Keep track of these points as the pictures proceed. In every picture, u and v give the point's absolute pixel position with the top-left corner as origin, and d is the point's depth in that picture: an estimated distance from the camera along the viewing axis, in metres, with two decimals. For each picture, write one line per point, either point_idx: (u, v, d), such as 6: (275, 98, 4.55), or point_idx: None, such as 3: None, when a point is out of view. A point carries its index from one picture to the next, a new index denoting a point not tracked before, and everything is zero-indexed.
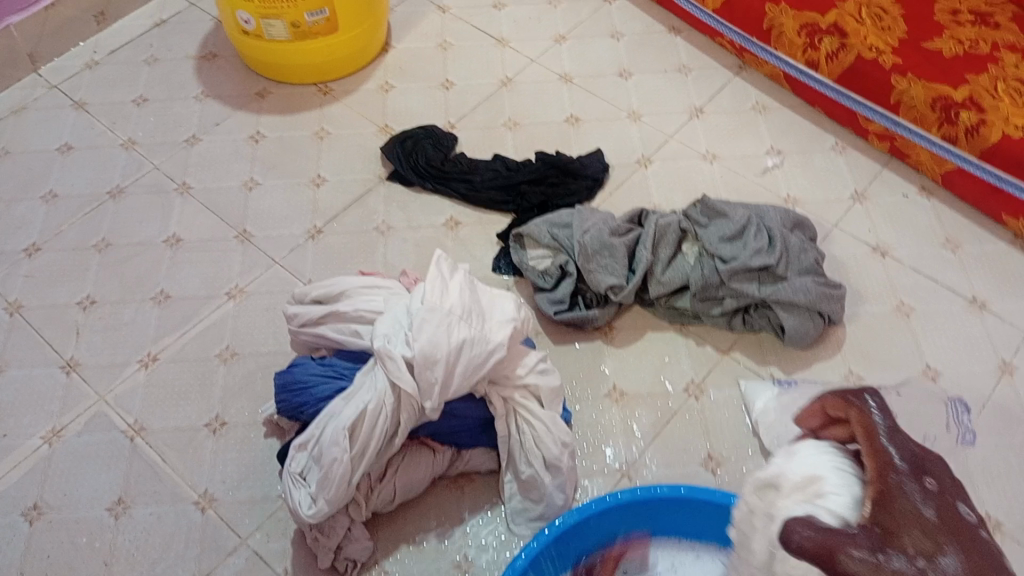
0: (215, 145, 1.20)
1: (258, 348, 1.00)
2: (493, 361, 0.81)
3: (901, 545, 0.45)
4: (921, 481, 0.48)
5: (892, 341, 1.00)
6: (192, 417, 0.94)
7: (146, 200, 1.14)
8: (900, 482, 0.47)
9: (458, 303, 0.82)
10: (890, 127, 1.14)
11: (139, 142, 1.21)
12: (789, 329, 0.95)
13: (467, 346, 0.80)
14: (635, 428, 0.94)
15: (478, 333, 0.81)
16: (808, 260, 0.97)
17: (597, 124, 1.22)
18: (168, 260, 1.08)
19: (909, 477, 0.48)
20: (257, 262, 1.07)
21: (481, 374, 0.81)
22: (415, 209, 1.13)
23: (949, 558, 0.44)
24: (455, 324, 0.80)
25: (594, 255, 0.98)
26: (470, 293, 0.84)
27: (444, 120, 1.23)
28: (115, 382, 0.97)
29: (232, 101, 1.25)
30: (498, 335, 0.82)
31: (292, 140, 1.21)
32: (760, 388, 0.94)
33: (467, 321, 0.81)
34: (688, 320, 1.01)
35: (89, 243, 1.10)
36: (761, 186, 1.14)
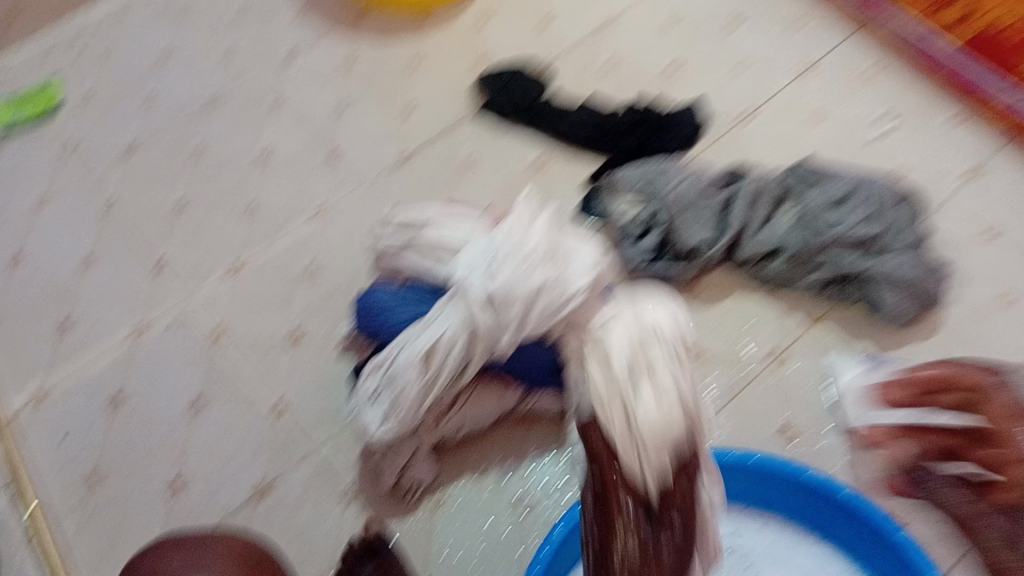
0: (311, 64, 1.21)
1: (340, 266, 1.01)
2: (570, 306, 0.76)
3: None
4: None
5: (993, 327, 0.95)
6: (272, 326, 0.96)
7: (239, 115, 1.16)
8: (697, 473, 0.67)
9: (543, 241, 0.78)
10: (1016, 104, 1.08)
11: (240, 55, 1.23)
12: (886, 305, 0.91)
13: (545, 288, 0.75)
14: (711, 388, 0.93)
15: (559, 276, 0.77)
16: (914, 234, 0.92)
17: (702, 70, 1.17)
18: (259, 173, 1.10)
19: None
20: (343, 182, 1.09)
21: (558, 319, 0.76)
22: (505, 144, 1.12)
23: None
24: (538, 262, 0.77)
25: (683, 210, 0.97)
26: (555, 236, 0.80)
27: (542, 55, 1.20)
28: (201, 284, 1.00)
29: (332, 20, 1.26)
30: (580, 279, 0.77)
31: (387, 65, 1.20)
32: (846, 362, 0.92)
33: (549, 264, 0.77)
34: (778, 285, 0.97)
35: (186, 149, 1.13)
36: (871, 151, 1.08)
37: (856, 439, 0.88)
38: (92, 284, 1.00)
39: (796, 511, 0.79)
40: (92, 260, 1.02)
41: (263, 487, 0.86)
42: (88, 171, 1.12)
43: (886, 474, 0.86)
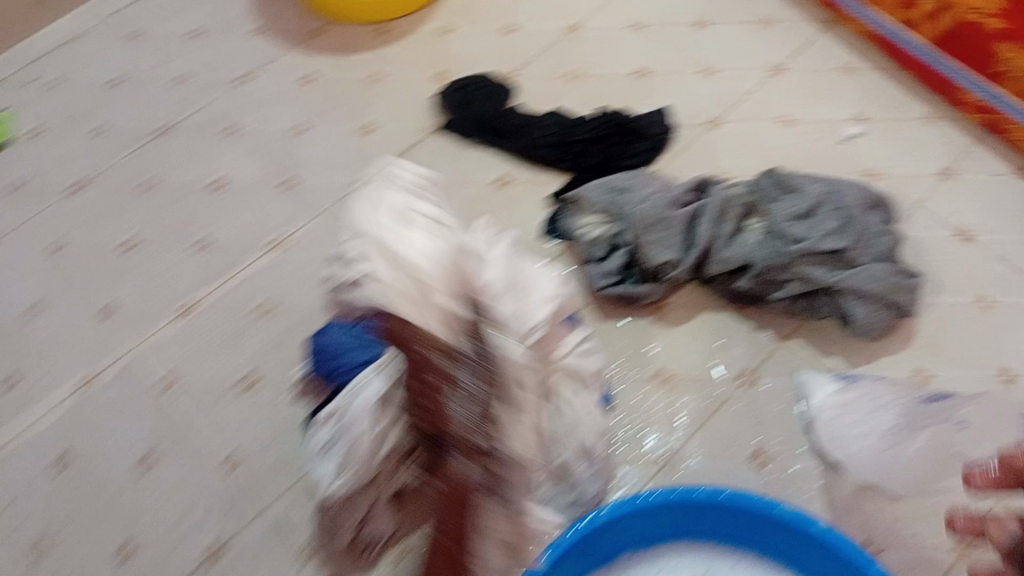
0: (266, 84, 1.16)
1: (297, 302, 0.97)
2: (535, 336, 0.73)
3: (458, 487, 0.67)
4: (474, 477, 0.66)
5: (968, 336, 0.92)
6: (227, 370, 0.93)
7: (191, 141, 1.11)
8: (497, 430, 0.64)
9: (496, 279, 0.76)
10: (989, 99, 1.03)
11: (190, 77, 1.17)
12: (859, 318, 0.87)
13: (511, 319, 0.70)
14: (677, 418, 0.89)
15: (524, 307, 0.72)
16: (885, 244, 0.89)
17: (667, 77, 1.13)
18: (212, 204, 1.05)
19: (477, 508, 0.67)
20: (300, 213, 1.04)
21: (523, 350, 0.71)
22: (465, 163, 1.07)
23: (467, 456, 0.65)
24: (497, 297, 0.71)
25: (650, 226, 0.91)
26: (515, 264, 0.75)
27: (502, 68, 1.16)
28: (153, 329, 0.97)
29: (286, 37, 1.21)
30: (538, 313, 0.76)
31: (343, 82, 1.15)
32: (818, 380, 0.88)
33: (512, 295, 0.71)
34: (747, 301, 0.94)
35: (135, 182, 1.08)
36: (840, 156, 1.05)
37: (828, 462, 0.84)
38: (40, 334, 0.97)
39: (768, 547, 0.76)
40: (41, 308, 0.99)
41: (217, 546, 0.83)
42: (34, 206, 1.07)
43: (861, 499, 0.82)
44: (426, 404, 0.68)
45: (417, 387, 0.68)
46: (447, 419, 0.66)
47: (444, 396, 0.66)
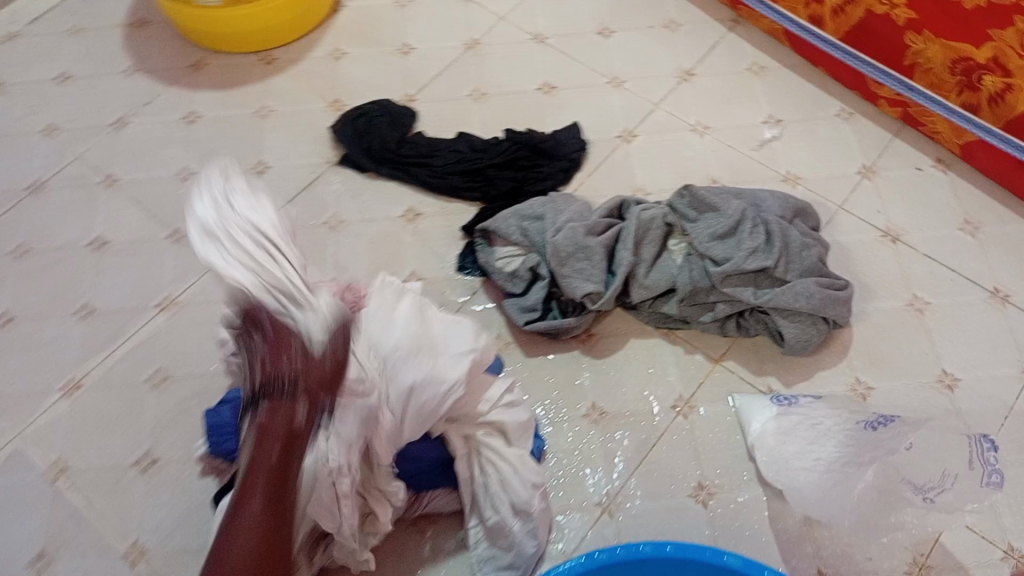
0: (145, 129, 1.07)
1: (193, 369, 0.89)
2: (448, 401, 0.70)
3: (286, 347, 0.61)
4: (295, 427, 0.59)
5: (903, 342, 0.89)
6: (120, 453, 0.85)
7: (66, 197, 1.01)
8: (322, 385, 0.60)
9: (408, 338, 0.70)
10: (903, 92, 1.01)
11: (60, 128, 1.07)
12: (789, 338, 0.84)
13: (417, 389, 0.68)
14: (616, 454, 0.83)
15: (430, 371, 0.70)
16: (810, 258, 0.85)
17: (574, 92, 1.08)
18: (93, 267, 0.96)
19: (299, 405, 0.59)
20: (190, 267, 0.96)
21: (437, 416, 0.70)
22: (369, 198, 1.00)
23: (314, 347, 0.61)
24: (401, 360, 0.69)
25: (568, 257, 0.86)
26: (419, 323, 0.72)
27: (401, 93, 1.09)
28: (35, 414, 0.87)
29: (163, 76, 1.12)
30: (453, 370, 0.70)
31: (231, 120, 1.07)
32: (756, 405, 0.84)
33: (417, 359, 0.70)
34: (675, 325, 0.89)
35: (5, 249, 0.98)
36: (757, 162, 1.01)
37: (772, 490, 0.81)
38: None
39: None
40: None
41: None
42: None
43: (810, 529, 0.78)
44: (309, 375, 0.59)
45: (288, 358, 0.59)
46: (307, 367, 0.59)
47: (319, 359, 0.60)
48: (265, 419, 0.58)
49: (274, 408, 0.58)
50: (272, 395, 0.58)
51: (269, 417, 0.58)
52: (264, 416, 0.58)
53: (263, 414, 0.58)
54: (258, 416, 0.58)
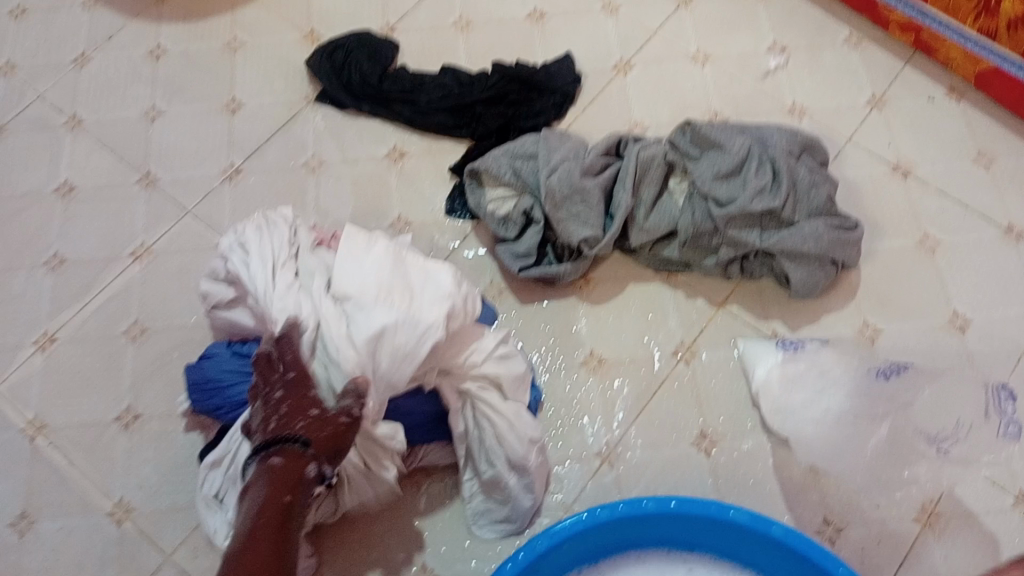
0: (109, 64, 1.00)
1: (171, 322, 0.85)
2: (426, 345, 0.66)
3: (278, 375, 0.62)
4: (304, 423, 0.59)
5: (911, 283, 0.86)
6: (100, 409, 0.82)
7: (28, 139, 0.95)
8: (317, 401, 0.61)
9: (381, 280, 0.67)
10: (916, 17, 0.95)
11: (17, 64, 1.00)
12: (796, 282, 0.80)
13: (388, 333, 0.65)
14: (615, 402, 0.81)
15: (403, 315, 0.66)
16: (819, 197, 0.80)
17: (566, 20, 1.02)
18: (60, 215, 0.91)
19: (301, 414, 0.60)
20: (163, 213, 0.91)
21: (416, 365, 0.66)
22: (351, 136, 0.95)
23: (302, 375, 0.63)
24: (368, 306, 0.66)
25: (563, 202, 0.82)
26: (393, 269, 0.69)
27: (382, 22, 1.02)
28: (8, 371, 0.83)
29: (125, 5, 1.04)
30: (432, 310, 0.67)
31: (200, 54, 1.00)
32: (762, 350, 0.81)
33: (387, 303, 0.66)
34: (676, 269, 0.85)
35: None
36: (760, 94, 0.96)
37: (777, 439, 0.79)
38: None
39: (723, 549, 0.69)
40: None
41: None
42: None
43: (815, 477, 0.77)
44: (324, 425, 0.59)
45: (302, 412, 0.60)
46: (322, 421, 0.59)
47: (334, 413, 0.60)
48: (277, 467, 0.57)
49: (289, 455, 0.57)
50: (286, 446, 0.57)
51: (284, 464, 0.57)
52: (279, 464, 0.57)
53: (275, 462, 0.57)
54: (274, 462, 0.57)
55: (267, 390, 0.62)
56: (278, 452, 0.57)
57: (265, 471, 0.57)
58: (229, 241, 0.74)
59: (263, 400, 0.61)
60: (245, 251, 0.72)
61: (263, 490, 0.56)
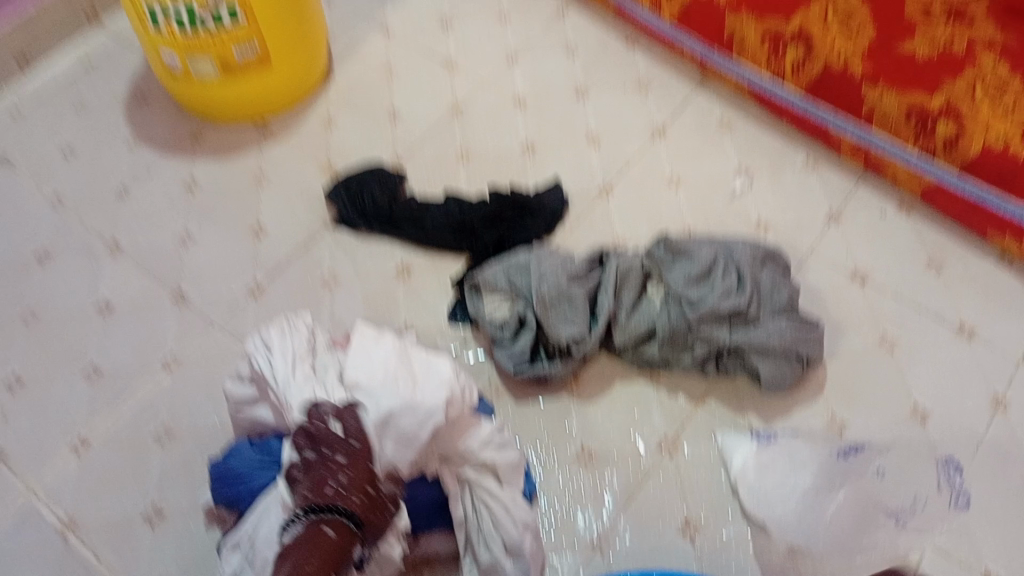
0: (147, 197, 1.12)
1: (196, 425, 0.93)
2: (428, 428, 0.74)
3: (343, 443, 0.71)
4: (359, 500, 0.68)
5: (875, 378, 0.93)
6: (127, 506, 0.88)
7: (73, 262, 1.06)
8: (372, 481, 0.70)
9: (387, 371, 0.77)
10: (864, 141, 1.07)
11: (66, 198, 1.12)
12: (765, 375, 0.88)
13: (396, 416, 0.74)
14: (605, 492, 0.87)
15: (407, 400, 0.75)
16: (781, 298, 0.90)
17: (554, 151, 1.14)
18: (99, 329, 1.00)
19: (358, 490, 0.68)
20: (192, 327, 1.00)
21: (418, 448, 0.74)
22: (362, 255, 1.05)
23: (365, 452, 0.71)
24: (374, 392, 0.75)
25: (552, 304, 0.91)
26: (398, 362, 0.79)
27: (392, 156, 1.15)
28: (44, 472, 0.90)
29: (163, 146, 1.17)
30: (433, 399, 0.75)
31: (229, 186, 1.13)
32: (737, 440, 0.88)
33: (394, 390, 0.75)
34: (657, 368, 0.93)
35: (15, 314, 1.02)
36: (730, 212, 1.07)
37: (756, 524, 0.84)
38: None
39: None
40: None
41: None
42: None
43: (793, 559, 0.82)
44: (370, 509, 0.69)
45: (358, 491, 0.68)
46: (371, 505, 0.69)
47: (382, 498, 0.70)
48: (329, 537, 0.64)
49: (342, 529, 0.65)
50: (341, 520, 0.65)
51: (335, 534, 0.65)
52: (333, 535, 0.65)
53: (329, 532, 0.64)
54: (329, 533, 0.64)
55: (333, 457, 0.70)
56: (335, 521, 0.65)
57: (320, 539, 0.64)
58: (255, 344, 0.83)
59: (325, 466, 0.69)
60: (269, 350, 0.82)
61: (317, 555, 0.63)
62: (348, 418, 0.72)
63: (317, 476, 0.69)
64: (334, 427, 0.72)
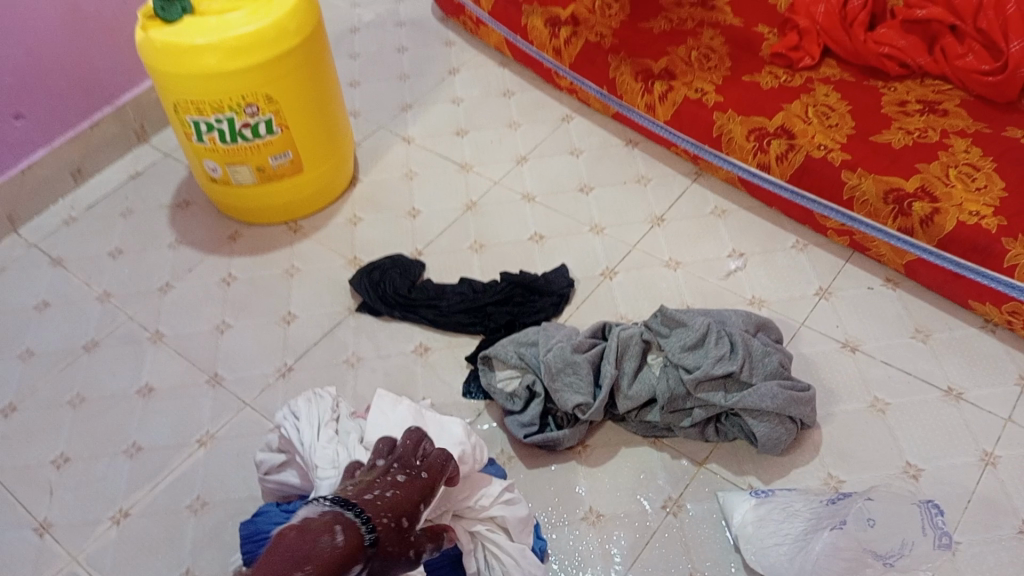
0: (187, 290, 1.22)
1: (228, 495, 0.99)
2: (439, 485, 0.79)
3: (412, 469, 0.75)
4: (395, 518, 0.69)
5: (867, 438, 0.98)
6: (162, 571, 0.93)
7: (118, 351, 1.15)
8: (414, 512, 0.71)
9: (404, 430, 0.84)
10: (847, 222, 1.16)
11: (113, 293, 1.23)
12: (761, 436, 0.93)
13: None
14: (613, 551, 0.91)
15: None
16: (772, 363, 0.96)
17: (560, 240, 1.24)
18: (140, 410, 1.08)
19: (398, 513, 0.69)
20: (226, 405, 1.08)
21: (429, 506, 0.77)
22: (383, 338, 1.13)
23: (421, 484, 0.73)
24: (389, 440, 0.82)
25: (558, 373, 0.98)
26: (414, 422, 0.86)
27: (411, 248, 1.25)
28: (86, 541, 0.97)
29: (203, 246, 1.28)
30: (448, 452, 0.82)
31: (262, 280, 1.22)
32: (736, 498, 0.92)
33: None
34: (660, 433, 0.99)
35: (63, 398, 1.10)
36: (725, 290, 1.15)
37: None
38: None
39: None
40: None
41: None
42: None
43: None
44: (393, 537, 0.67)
45: (390, 516, 0.69)
46: (394, 537, 0.68)
47: (410, 542, 0.69)
48: (342, 534, 0.64)
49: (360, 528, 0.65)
50: (361, 527, 0.65)
51: (353, 532, 0.64)
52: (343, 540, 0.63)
53: (345, 529, 0.64)
54: (337, 538, 0.63)
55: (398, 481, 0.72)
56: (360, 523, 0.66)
57: (330, 536, 0.63)
58: (284, 413, 0.91)
59: (382, 480, 0.72)
60: (296, 416, 0.90)
61: (321, 538, 0.62)
62: (436, 463, 0.77)
63: (370, 486, 0.71)
64: (417, 462, 0.76)
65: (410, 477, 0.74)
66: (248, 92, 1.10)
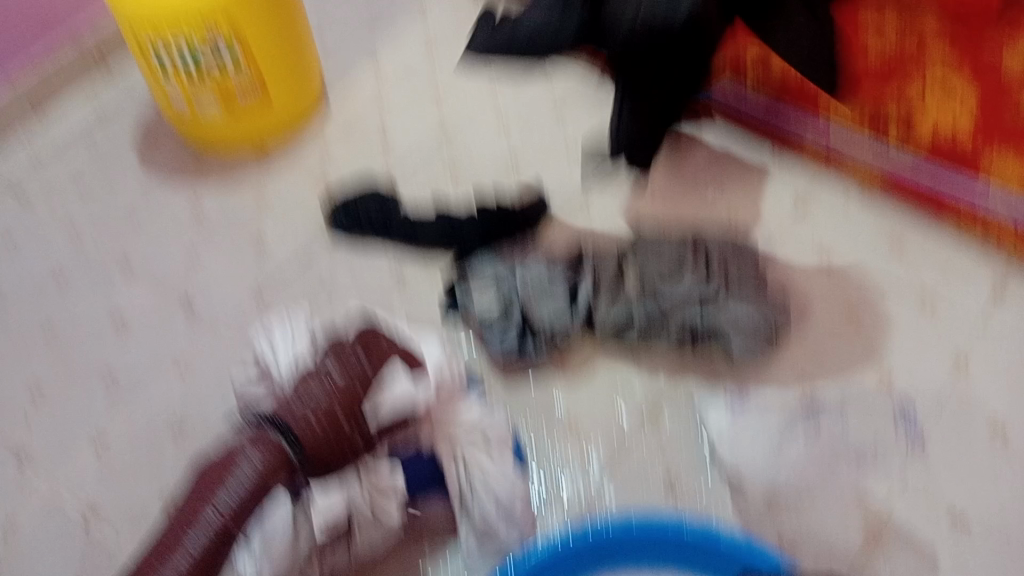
0: (154, 215, 1.20)
1: (207, 417, 0.99)
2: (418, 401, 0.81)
3: (356, 363, 0.79)
4: (326, 425, 0.76)
5: (844, 344, 0.98)
6: (144, 493, 0.94)
7: (88, 278, 1.13)
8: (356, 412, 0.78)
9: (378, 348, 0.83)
10: (826, 135, 1.14)
11: (79, 220, 1.20)
12: (737, 350, 0.94)
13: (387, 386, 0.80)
14: (590, 456, 0.94)
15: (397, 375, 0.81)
16: (749, 280, 0.97)
17: (535, 156, 1.21)
18: (113, 337, 1.07)
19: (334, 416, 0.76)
20: (200, 329, 1.07)
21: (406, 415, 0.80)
22: (357, 258, 1.12)
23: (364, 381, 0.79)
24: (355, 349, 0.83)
25: (537, 290, 0.97)
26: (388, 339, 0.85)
27: (383, 168, 1.22)
28: (66, 467, 0.97)
29: (169, 170, 1.25)
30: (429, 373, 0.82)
31: (231, 203, 1.20)
32: (711, 399, 0.95)
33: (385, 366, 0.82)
34: (637, 350, 1.00)
35: (34, 328, 1.09)
36: (702, 203, 1.14)
37: (732, 481, 0.90)
38: None
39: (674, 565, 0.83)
40: None
41: None
42: None
43: (771, 512, 0.88)
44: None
45: (322, 418, 0.76)
46: (329, 439, 0.76)
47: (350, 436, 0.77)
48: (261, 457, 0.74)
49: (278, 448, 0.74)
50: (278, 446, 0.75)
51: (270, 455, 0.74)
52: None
53: (260, 454, 0.74)
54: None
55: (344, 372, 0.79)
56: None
57: (245, 461, 0.73)
58: (257, 337, 0.89)
59: (317, 377, 0.78)
60: (268, 336, 0.88)
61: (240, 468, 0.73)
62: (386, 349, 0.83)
63: (305, 387, 0.78)
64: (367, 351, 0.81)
65: (353, 371, 0.79)
66: (210, 16, 1.07)
